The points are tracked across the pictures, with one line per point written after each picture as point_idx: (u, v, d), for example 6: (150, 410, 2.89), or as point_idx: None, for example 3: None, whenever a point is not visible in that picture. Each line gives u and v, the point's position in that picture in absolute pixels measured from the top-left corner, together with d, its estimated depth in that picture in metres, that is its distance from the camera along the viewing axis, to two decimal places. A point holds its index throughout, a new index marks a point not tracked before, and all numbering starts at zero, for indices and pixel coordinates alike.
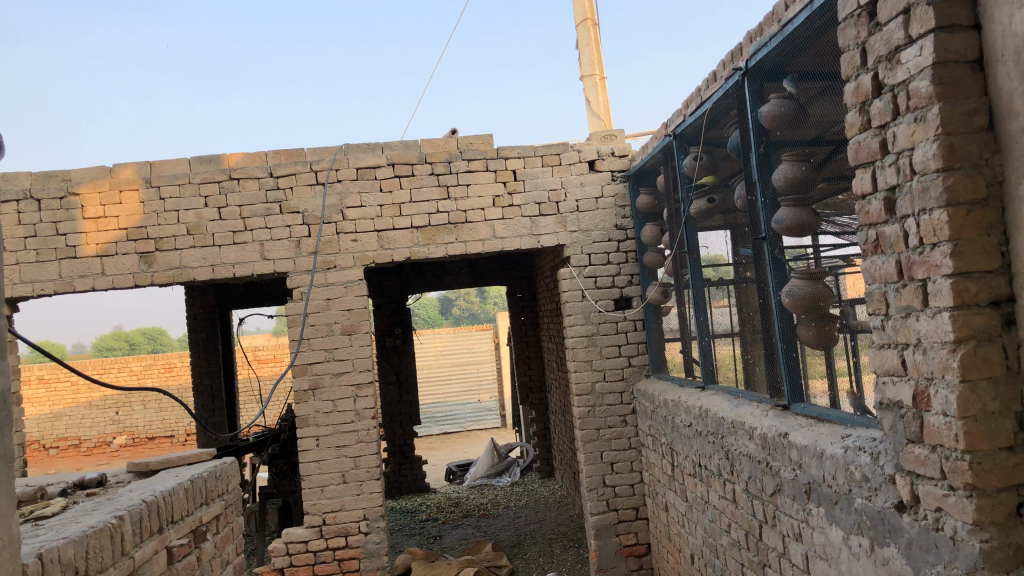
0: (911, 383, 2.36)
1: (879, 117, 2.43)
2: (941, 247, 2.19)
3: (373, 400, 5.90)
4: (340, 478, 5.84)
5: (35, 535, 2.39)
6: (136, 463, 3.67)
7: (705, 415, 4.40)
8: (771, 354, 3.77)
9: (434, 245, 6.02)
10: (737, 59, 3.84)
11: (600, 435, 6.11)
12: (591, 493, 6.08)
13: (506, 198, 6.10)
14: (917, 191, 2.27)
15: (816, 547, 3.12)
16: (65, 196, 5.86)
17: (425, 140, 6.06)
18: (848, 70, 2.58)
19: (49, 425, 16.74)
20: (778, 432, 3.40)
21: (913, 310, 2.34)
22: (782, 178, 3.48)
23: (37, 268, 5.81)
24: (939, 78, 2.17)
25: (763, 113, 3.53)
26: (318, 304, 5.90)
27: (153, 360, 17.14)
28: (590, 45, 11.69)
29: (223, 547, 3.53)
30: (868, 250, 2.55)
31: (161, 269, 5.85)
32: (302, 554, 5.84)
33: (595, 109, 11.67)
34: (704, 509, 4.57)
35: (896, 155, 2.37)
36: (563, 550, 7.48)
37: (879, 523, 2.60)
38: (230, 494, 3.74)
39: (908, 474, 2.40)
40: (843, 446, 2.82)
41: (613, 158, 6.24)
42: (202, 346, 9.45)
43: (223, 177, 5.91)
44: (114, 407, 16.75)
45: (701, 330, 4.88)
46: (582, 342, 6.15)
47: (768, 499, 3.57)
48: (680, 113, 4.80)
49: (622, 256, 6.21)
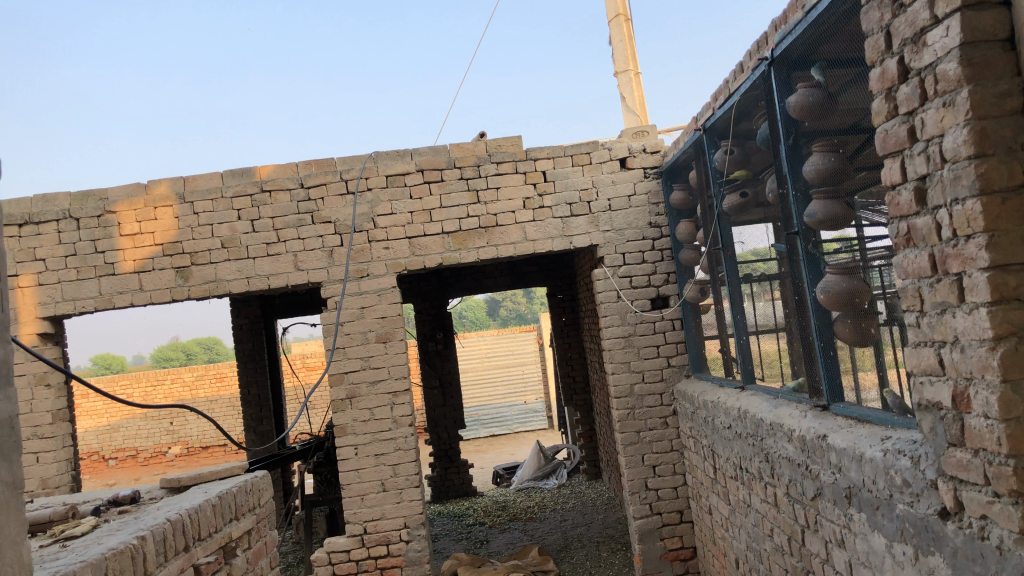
0: (949, 384, 2.23)
1: (907, 104, 2.30)
2: (975, 239, 2.06)
3: (409, 408, 5.87)
4: (379, 487, 5.83)
5: (56, 557, 2.39)
6: (168, 479, 3.69)
7: (744, 416, 4.28)
8: (808, 352, 3.65)
9: (465, 250, 5.97)
10: (763, 48, 3.72)
11: (641, 438, 6.01)
12: (633, 497, 5.98)
13: (537, 200, 6.03)
14: (949, 179, 2.14)
15: (860, 554, 2.99)
16: (102, 214, 5.94)
17: (454, 144, 6.02)
18: (873, 55, 2.46)
19: (107, 437, 17.21)
20: (817, 434, 3.27)
21: (949, 305, 2.21)
22: (814, 170, 3.36)
23: (77, 286, 5.92)
24: (968, 59, 2.04)
25: (791, 104, 3.43)
26: (352, 313, 5.90)
27: (205, 371, 17.45)
28: (623, 41, 11.56)
29: (257, 562, 3.53)
30: (899, 243, 2.43)
31: (196, 283, 5.91)
32: (344, 564, 5.82)
33: (631, 104, 11.53)
34: (747, 513, 4.44)
35: (926, 143, 2.24)
36: (611, 554, 7.38)
37: (922, 530, 2.47)
38: (264, 508, 3.75)
39: (950, 479, 2.27)
40: (883, 449, 2.69)
41: (645, 155, 6.13)
42: (247, 356, 9.55)
43: (255, 190, 5.94)
44: (168, 418, 17.04)
45: (738, 328, 4.75)
46: (619, 343, 6.04)
47: (809, 503, 3.43)
48: (709, 106, 4.68)
49: (657, 254, 6.09)
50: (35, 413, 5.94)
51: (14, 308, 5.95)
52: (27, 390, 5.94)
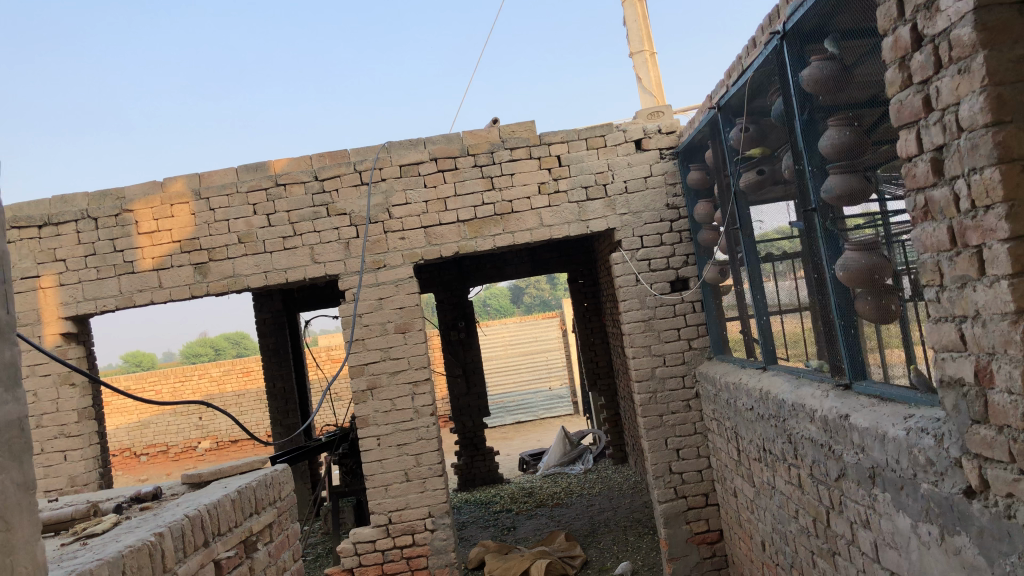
0: (971, 359, 2.17)
1: (921, 72, 2.23)
2: (995, 209, 2.00)
3: (430, 397, 5.87)
4: (403, 477, 5.83)
5: (74, 556, 2.40)
6: (190, 475, 3.72)
7: (766, 398, 4.22)
8: (829, 331, 3.59)
9: (481, 238, 5.94)
10: (775, 22, 3.63)
11: (664, 422, 5.96)
12: (658, 482, 5.93)
13: (552, 185, 5.98)
14: (966, 149, 2.07)
15: (885, 535, 2.93)
16: (119, 213, 5.98)
17: (467, 132, 5.98)
18: (886, 23, 2.38)
19: (138, 433, 17.44)
20: (840, 414, 3.21)
21: (969, 279, 2.14)
22: (829, 145, 3.29)
23: (98, 285, 5.97)
24: (983, 23, 1.96)
25: (805, 78, 3.33)
26: (370, 304, 5.90)
27: (231, 365, 17.61)
28: (637, 21, 11.43)
29: (279, 555, 3.54)
30: (917, 216, 2.36)
31: (215, 279, 5.94)
32: (370, 554, 5.85)
33: (646, 85, 11.43)
34: (772, 495, 4.38)
35: (941, 113, 2.17)
36: (638, 537, 7.34)
37: (947, 509, 2.41)
38: (285, 501, 3.77)
39: (975, 457, 2.21)
40: (906, 428, 2.63)
41: (660, 135, 6.06)
42: (271, 350, 9.59)
43: (270, 184, 5.94)
44: (197, 413, 17.25)
45: (760, 308, 4.67)
46: (639, 327, 5.99)
47: (833, 485, 3.38)
48: (723, 84, 4.61)
49: (676, 236, 6.03)
50: (61, 412, 6.02)
51: (37, 309, 6.02)
52: (52, 389, 6.00)
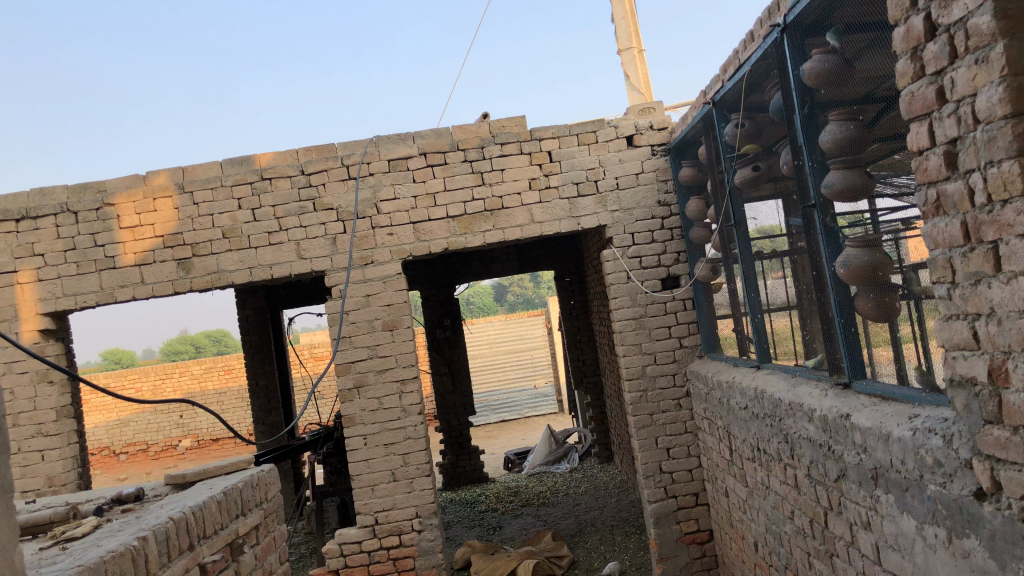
0: (985, 358, 2.11)
1: (935, 63, 2.17)
2: (1013, 203, 1.94)
3: (418, 396, 5.78)
4: (390, 477, 5.74)
5: (53, 562, 2.29)
6: (173, 476, 3.61)
7: (762, 396, 4.16)
8: (827, 329, 3.53)
9: (471, 234, 5.86)
10: (774, 15, 3.56)
11: (655, 420, 5.90)
12: (648, 481, 5.87)
13: (542, 181, 5.90)
14: (983, 141, 2.01)
15: (888, 537, 2.88)
16: (100, 207, 5.85)
17: (457, 126, 5.89)
18: (897, 13, 2.32)
19: (118, 431, 17.21)
20: (840, 413, 3.15)
21: (983, 276, 2.08)
22: (830, 139, 3.23)
23: (78, 281, 5.84)
24: (1003, 11, 1.90)
25: (805, 72, 3.28)
26: (357, 301, 5.80)
27: (213, 363, 17.42)
28: (626, 18, 11.36)
29: (265, 558, 3.44)
30: (928, 211, 2.31)
31: (199, 275, 5.81)
32: (356, 555, 5.75)
33: (634, 83, 11.38)
34: (766, 495, 4.33)
35: (956, 104, 2.11)
36: (625, 537, 7.29)
37: (956, 512, 2.36)
38: (272, 502, 3.67)
39: (987, 458, 2.15)
40: (912, 429, 2.57)
41: (652, 131, 5.98)
42: (255, 347, 9.45)
43: (256, 177, 5.83)
44: (178, 411, 17.01)
45: (753, 305, 4.61)
46: (630, 325, 5.92)
47: (833, 485, 3.32)
48: (719, 78, 4.54)
49: (667, 233, 5.97)
50: (39, 410, 5.88)
51: (15, 305, 5.88)
52: (30, 387, 5.87)
